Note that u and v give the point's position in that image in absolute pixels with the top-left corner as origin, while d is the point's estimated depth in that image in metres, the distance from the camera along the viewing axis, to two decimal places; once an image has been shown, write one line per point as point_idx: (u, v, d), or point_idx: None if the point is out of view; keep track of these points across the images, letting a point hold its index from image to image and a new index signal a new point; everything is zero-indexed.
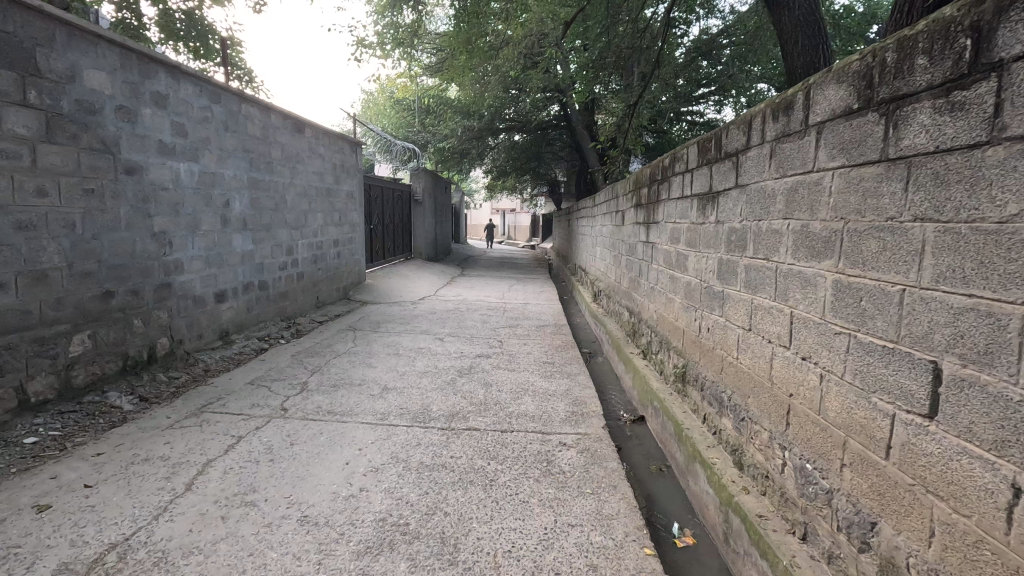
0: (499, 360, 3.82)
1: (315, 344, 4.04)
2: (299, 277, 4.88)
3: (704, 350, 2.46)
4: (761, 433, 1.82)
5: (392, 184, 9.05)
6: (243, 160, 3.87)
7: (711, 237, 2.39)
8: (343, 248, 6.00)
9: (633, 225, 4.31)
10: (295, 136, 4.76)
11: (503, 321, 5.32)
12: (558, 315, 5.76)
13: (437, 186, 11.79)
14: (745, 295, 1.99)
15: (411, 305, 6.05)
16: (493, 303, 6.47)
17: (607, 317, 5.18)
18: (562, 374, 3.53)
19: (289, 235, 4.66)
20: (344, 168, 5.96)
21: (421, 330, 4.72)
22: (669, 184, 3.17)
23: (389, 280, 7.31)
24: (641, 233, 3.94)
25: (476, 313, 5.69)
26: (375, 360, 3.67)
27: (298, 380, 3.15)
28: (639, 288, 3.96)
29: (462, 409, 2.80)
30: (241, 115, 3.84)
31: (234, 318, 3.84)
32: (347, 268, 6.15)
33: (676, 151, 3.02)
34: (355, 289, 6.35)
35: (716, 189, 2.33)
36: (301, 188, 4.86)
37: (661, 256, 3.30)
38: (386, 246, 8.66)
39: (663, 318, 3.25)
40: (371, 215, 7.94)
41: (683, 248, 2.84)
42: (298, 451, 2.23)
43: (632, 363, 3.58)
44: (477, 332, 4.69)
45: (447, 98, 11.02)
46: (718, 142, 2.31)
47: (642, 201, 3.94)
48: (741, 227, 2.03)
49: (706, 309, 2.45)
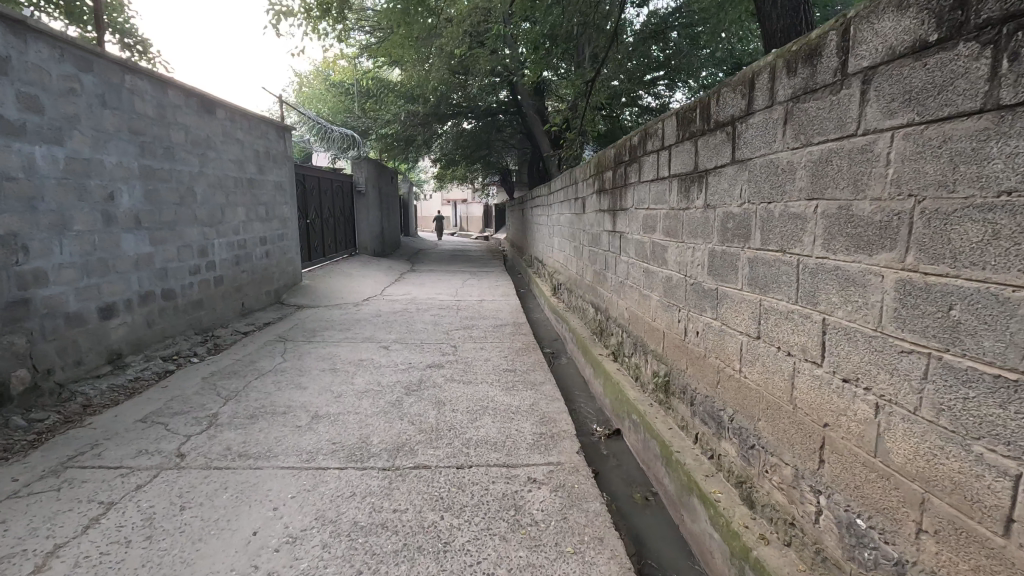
0: (453, 370, 3.35)
1: (234, 362, 3.42)
2: (217, 283, 4.21)
3: (693, 358, 2.10)
4: (781, 468, 1.47)
5: (330, 174, 8.30)
6: (131, 144, 3.19)
7: (698, 225, 2.02)
8: (272, 247, 5.31)
9: (595, 213, 3.93)
10: (205, 116, 4.06)
11: (457, 322, 4.84)
12: (517, 312, 5.33)
13: (382, 177, 11.06)
14: (750, 296, 1.63)
15: (354, 307, 5.46)
16: (446, 301, 5.97)
17: (570, 313, 4.80)
18: (525, 384, 3.11)
19: (201, 234, 3.99)
20: (269, 155, 5.26)
21: (363, 338, 4.17)
22: (640, 165, 2.79)
23: (329, 279, 6.65)
24: (607, 222, 3.56)
25: (427, 314, 5.17)
26: (306, 379, 3.12)
27: (205, 412, 2.57)
28: (606, 283, 3.59)
29: (408, 440, 2.33)
30: (126, 89, 3.16)
31: (129, 335, 3.18)
32: (279, 270, 5.47)
33: (648, 127, 2.64)
34: (290, 292, 5.68)
35: (703, 166, 1.96)
36: (214, 178, 4.17)
37: (633, 246, 2.93)
38: (326, 242, 7.94)
39: (636, 317, 2.89)
40: (307, 208, 7.21)
41: (661, 238, 2.47)
42: (188, 520, 1.70)
43: (603, 367, 3.21)
44: (428, 338, 4.19)
45: (389, 82, 10.28)
46: (706, 110, 1.92)
47: (607, 186, 3.55)
48: (743, 213, 1.66)
49: (693, 309, 2.09)
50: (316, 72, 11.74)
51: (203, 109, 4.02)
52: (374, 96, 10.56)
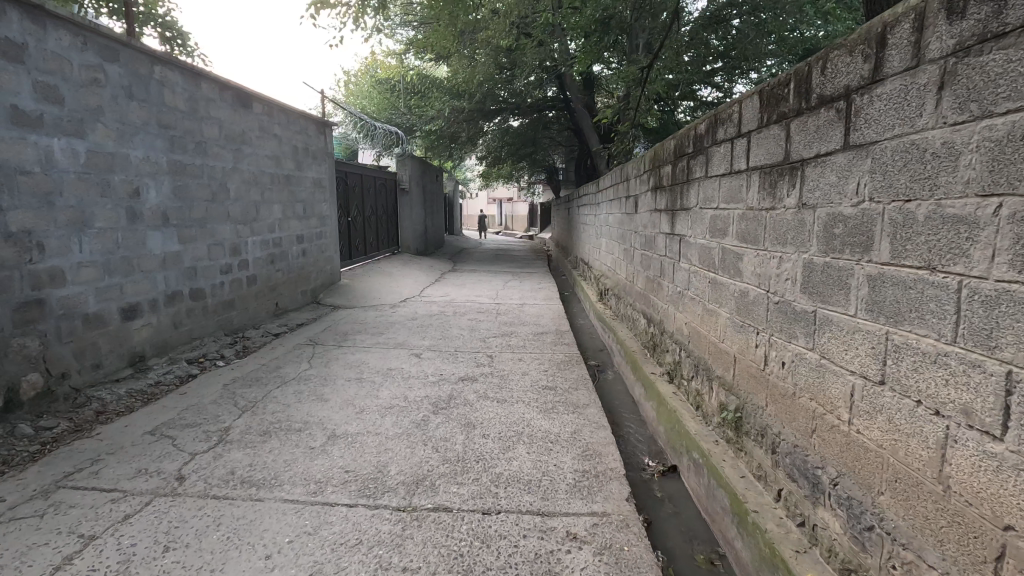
0: (487, 386, 3.04)
1: (260, 367, 3.25)
2: (250, 282, 4.10)
3: (776, 394, 1.69)
4: (920, 569, 1.06)
5: (374, 172, 8.21)
6: (159, 138, 3.07)
7: (789, 230, 1.61)
8: (309, 245, 5.19)
9: (650, 213, 3.52)
10: (241, 110, 3.94)
11: (495, 328, 4.53)
12: (559, 319, 4.98)
13: (426, 175, 10.94)
14: (871, 325, 1.22)
15: (390, 309, 5.27)
16: (485, 304, 5.69)
17: (618, 322, 4.41)
18: (566, 405, 2.76)
19: (235, 232, 3.88)
20: (308, 151, 5.13)
21: (395, 344, 3.94)
22: (707, 157, 2.37)
23: (368, 279, 6.52)
24: (664, 223, 3.14)
25: (465, 319, 4.90)
26: (329, 390, 2.90)
27: (218, 426, 2.38)
28: (661, 292, 3.18)
29: (430, 473, 2.03)
30: (155, 80, 3.03)
31: (154, 336, 3.07)
32: (316, 269, 5.35)
33: (719, 111, 2.23)
34: (327, 292, 5.56)
35: (799, 155, 1.54)
36: (249, 174, 4.05)
37: (696, 253, 2.52)
38: (368, 240, 7.85)
39: (699, 335, 2.48)
40: (349, 206, 7.11)
41: (734, 244, 2.06)
42: (169, 567, 1.46)
43: (657, 390, 2.81)
44: (463, 346, 3.91)
45: (435, 78, 10.12)
46: (806, 83, 1.51)
47: (665, 183, 3.13)
48: (863, 215, 1.25)
49: (779, 334, 1.67)
50: (364, 70, 11.75)
51: (238, 102, 3.89)
52: (419, 92, 10.44)
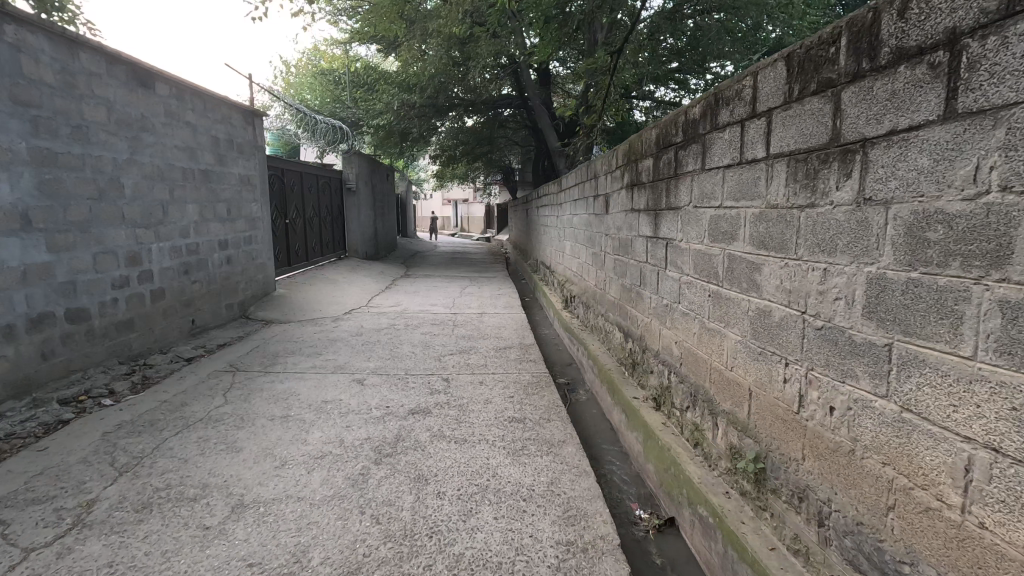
0: (442, 421, 2.54)
1: (158, 406, 2.62)
2: (156, 297, 3.42)
3: (822, 449, 1.30)
4: None
5: (315, 169, 7.50)
6: (15, 119, 2.41)
7: (841, 233, 1.21)
8: (235, 252, 4.51)
9: (625, 213, 3.13)
10: (139, 91, 3.27)
11: (452, 344, 4.03)
12: (522, 330, 4.54)
13: (375, 174, 10.25)
14: (1009, 375, 0.83)
15: (332, 324, 4.64)
16: (440, 314, 5.18)
17: (588, 334, 4.00)
18: (538, 443, 2.31)
19: (133, 237, 3.21)
20: (232, 143, 4.46)
21: (335, 368, 3.37)
22: (704, 145, 1.98)
23: (310, 288, 5.87)
24: (645, 225, 2.74)
25: (417, 333, 4.36)
26: (245, 435, 2.33)
27: (79, 500, 1.78)
28: (643, 303, 2.78)
29: (366, 560, 1.52)
30: (6, 43, 2.38)
31: (10, 373, 2.39)
32: (244, 279, 4.67)
33: (721, 88, 1.83)
34: (258, 304, 4.87)
35: (859, 132, 1.15)
36: (152, 168, 3.39)
37: (691, 260, 2.12)
38: (310, 244, 7.15)
39: (696, 358, 2.08)
40: (286, 207, 6.42)
41: (747, 251, 1.66)
42: None
43: (642, 420, 2.40)
44: (415, 368, 3.39)
45: (384, 71, 9.49)
46: (868, 35, 1.12)
47: (645, 179, 2.73)
48: (989, 213, 0.85)
49: (825, 370, 1.28)
50: (305, 61, 10.90)
51: (135, 81, 3.23)
52: (366, 85, 9.74)
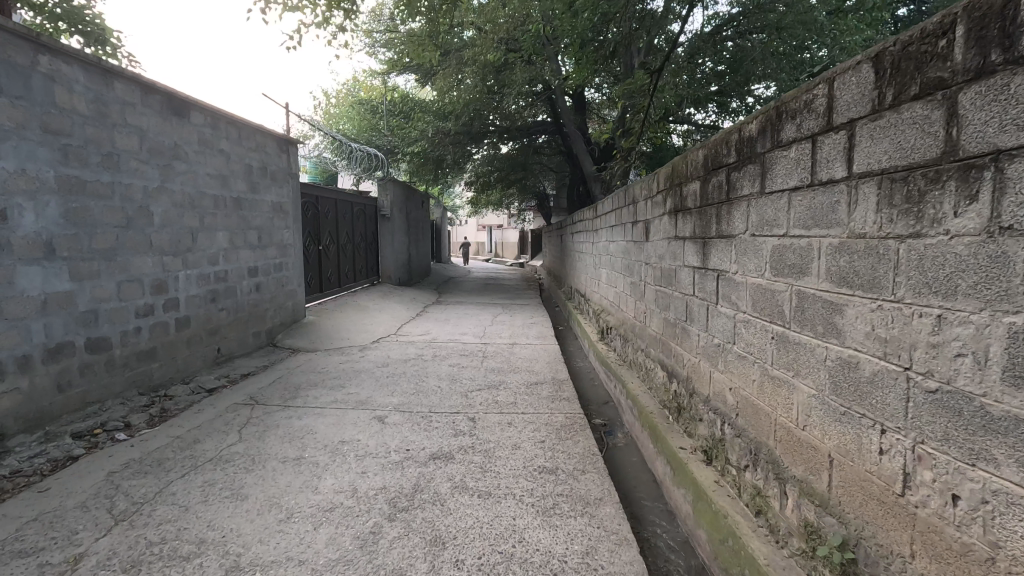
0: (465, 469, 2.31)
1: (171, 442, 2.50)
2: (180, 325, 3.37)
3: (941, 548, 1.00)
4: None
5: (351, 197, 7.56)
6: (44, 147, 2.40)
7: (963, 272, 0.95)
8: (264, 279, 4.48)
9: (668, 241, 2.89)
10: (173, 120, 3.29)
11: (481, 378, 3.81)
12: (555, 363, 4.29)
13: (410, 200, 10.31)
14: None
15: (359, 353, 4.51)
16: (470, 344, 4.99)
17: (626, 371, 3.72)
18: (571, 500, 2.05)
19: (160, 266, 3.18)
20: (265, 171, 4.48)
21: (357, 403, 3.20)
22: (763, 166, 1.74)
23: (340, 315, 5.81)
24: (692, 254, 2.49)
25: (445, 365, 4.17)
26: (254, 479, 2.17)
27: (66, 554, 1.64)
28: (690, 341, 2.50)
29: None
30: (40, 73, 2.40)
31: (23, 406, 2.32)
32: (273, 306, 4.63)
33: (783, 100, 1.60)
34: (287, 332, 4.81)
35: (987, 143, 0.90)
36: (183, 196, 3.39)
37: (749, 296, 1.85)
38: (343, 271, 7.16)
39: (756, 410, 1.79)
40: (320, 234, 6.44)
41: (822, 289, 1.40)
42: None
43: (691, 477, 2.10)
44: (441, 405, 3.18)
45: (420, 100, 9.63)
46: (998, 21, 0.88)
47: (691, 205, 2.49)
48: None
49: (944, 446, 0.99)
50: (345, 92, 11.21)
51: (169, 110, 3.26)
52: (402, 114, 9.88)
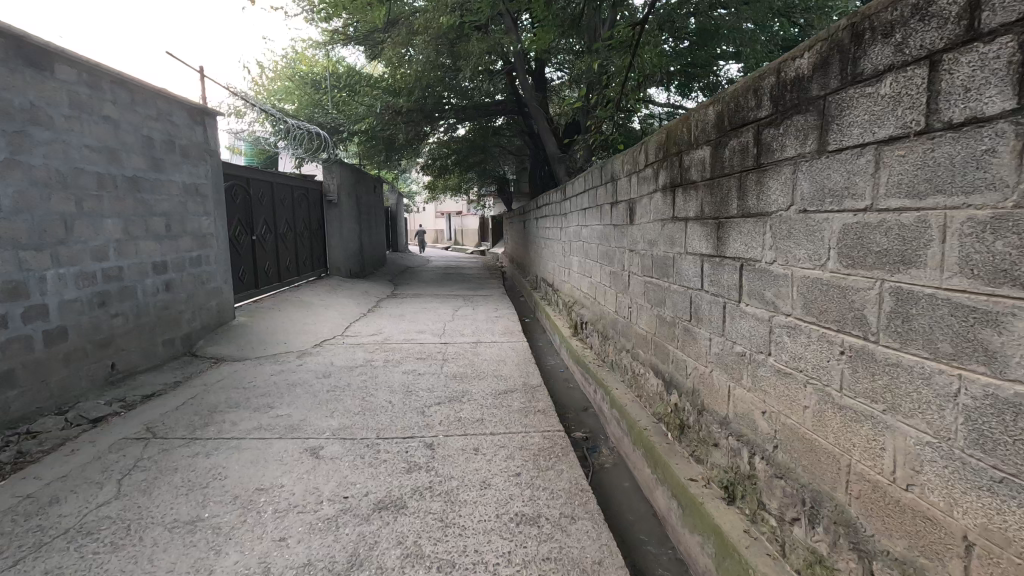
0: (420, 525, 1.77)
1: (15, 505, 1.85)
2: (52, 338, 2.66)
3: None
4: None
5: (291, 180, 6.75)
6: None
7: None
8: (178, 276, 3.75)
9: (662, 223, 2.42)
10: (25, 72, 2.55)
11: (440, 387, 3.26)
12: (525, 365, 3.80)
13: (360, 186, 9.52)
14: None
15: (296, 361, 3.85)
16: (428, 344, 4.42)
17: (609, 375, 3.25)
18: (559, 567, 1.56)
19: (15, 263, 2.46)
20: (173, 145, 3.73)
21: (286, 429, 2.59)
22: (822, 111, 1.26)
23: (279, 314, 5.10)
24: (698, 239, 2.02)
25: (398, 372, 3.59)
26: (122, 561, 1.57)
27: None
28: (700, 345, 2.03)
29: None
30: None
31: None
32: (191, 308, 3.91)
33: (862, 15, 1.11)
34: (210, 338, 4.09)
35: None
36: (48, 173, 2.66)
37: (797, 293, 1.38)
38: (284, 263, 6.40)
39: (812, 447, 1.34)
40: (254, 222, 5.66)
41: (947, 289, 0.93)
42: None
43: (710, 523, 1.65)
44: (392, 428, 2.62)
45: (368, 75, 8.84)
46: None
47: (696, 177, 2.01)
48: None
49: None
50: (284, 67, 10.23)
51: (18, 60, 2.51)
52: (348, 88, 8.93)
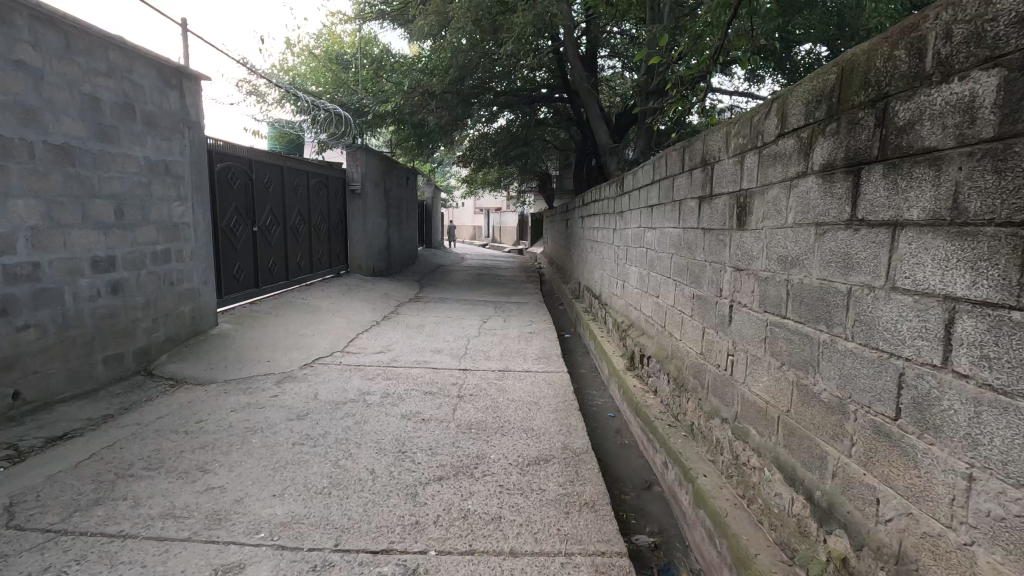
0: None
1: None
2: None
3: None
4: None
5: (307, 166, 6.01)
6: None
7: None
8: (132, 275, 2.99)
9: (816, 232, 1.42)
10: None
11: (446, 449, 2.34)
12: (565, 412, 2.84)
13: (390, 176, 8.75)
14: None
15: (274, 388, 3.03)
16: (443, 371, 3.52)
17: (689, 447, 2.24)
18: None
19: None
20: (133, 109, 2.97)
21: (206, 520, 1.72)
22: None
23: (275, 321, 4.33)
24: (936, 264, 1.01)
25: (395, 416, 2.70)
26: None
27: None
28: (932, 481, 1.01)
29: None
30: None
31: None
32: (150, 315, 3.15)
33: None
34: (175, 352, 3.32)
35: None
36: None
37: None
38: (294, 259, 5.66)
39: None
40: (258, 210, 4.93)
41: None
42: None
43: None
44: (360, 530, 1.71)
45: (402, 54, 8.07)
46: None
47: (937, 140, 1.01)
48: None
49: None
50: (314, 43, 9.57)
51: None
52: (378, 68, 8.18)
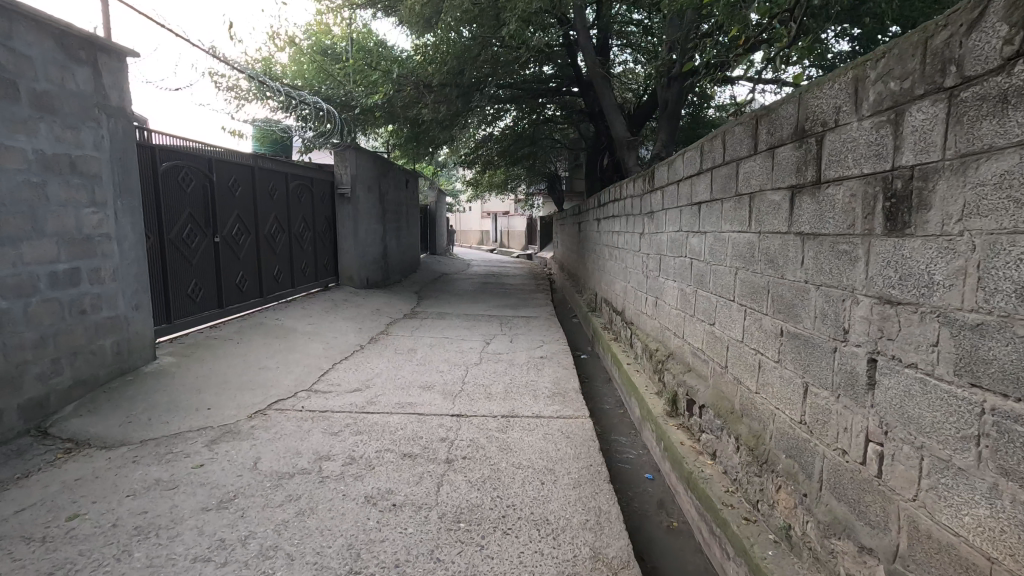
0: None
1: None
2: None
3: None
4: None
5: (286, 166, 5.30)
6: None
7: None
8: (18, 305, 2.27)
9: None
10: None
11: (420, 566, 1.58)
12: (592, 488, 2.07)
13: (386, 178, 8.04)
14: None
15: (204, 453, 2.28)
16: (430, 419, 2.75)
17: (791, 571, 1.45)
18: None
19: None
20: (12, 86, 2.26)
21: None
22: None
23: (235, 349, 3.60)
24: None
25: (356, 501, 1.95)
26: None
27: None
28: None
29: None
30: None
31: None
32: (49, 356, 2.43)
33: None
34: (89, 401, 2.60)
35: None
36: None
37: None
38: (269, 273, 4.95)
39: None
40: (221, 218, 4.21)
41: None
42: None
43: None
44: None
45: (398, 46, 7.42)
46: None
47: None
48: None
49: None
50: None
51: None
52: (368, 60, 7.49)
